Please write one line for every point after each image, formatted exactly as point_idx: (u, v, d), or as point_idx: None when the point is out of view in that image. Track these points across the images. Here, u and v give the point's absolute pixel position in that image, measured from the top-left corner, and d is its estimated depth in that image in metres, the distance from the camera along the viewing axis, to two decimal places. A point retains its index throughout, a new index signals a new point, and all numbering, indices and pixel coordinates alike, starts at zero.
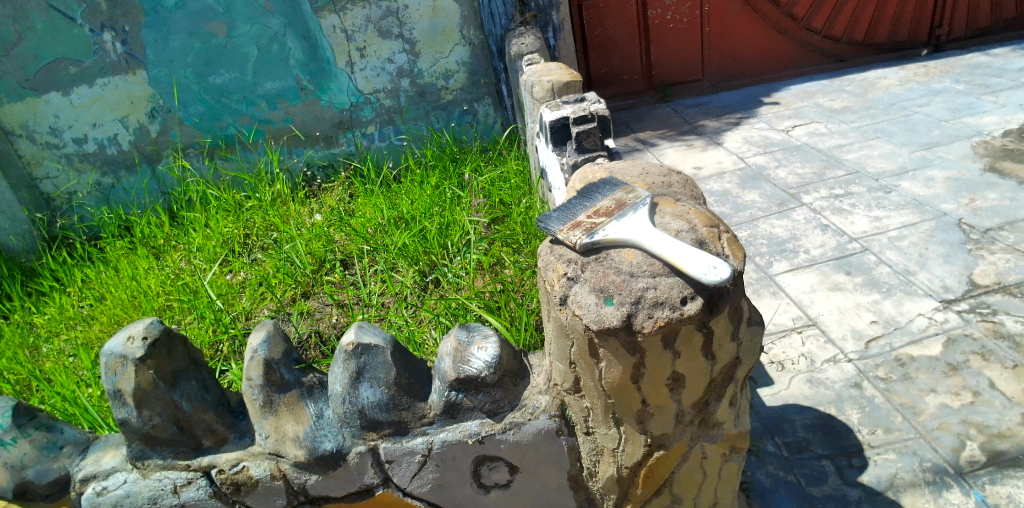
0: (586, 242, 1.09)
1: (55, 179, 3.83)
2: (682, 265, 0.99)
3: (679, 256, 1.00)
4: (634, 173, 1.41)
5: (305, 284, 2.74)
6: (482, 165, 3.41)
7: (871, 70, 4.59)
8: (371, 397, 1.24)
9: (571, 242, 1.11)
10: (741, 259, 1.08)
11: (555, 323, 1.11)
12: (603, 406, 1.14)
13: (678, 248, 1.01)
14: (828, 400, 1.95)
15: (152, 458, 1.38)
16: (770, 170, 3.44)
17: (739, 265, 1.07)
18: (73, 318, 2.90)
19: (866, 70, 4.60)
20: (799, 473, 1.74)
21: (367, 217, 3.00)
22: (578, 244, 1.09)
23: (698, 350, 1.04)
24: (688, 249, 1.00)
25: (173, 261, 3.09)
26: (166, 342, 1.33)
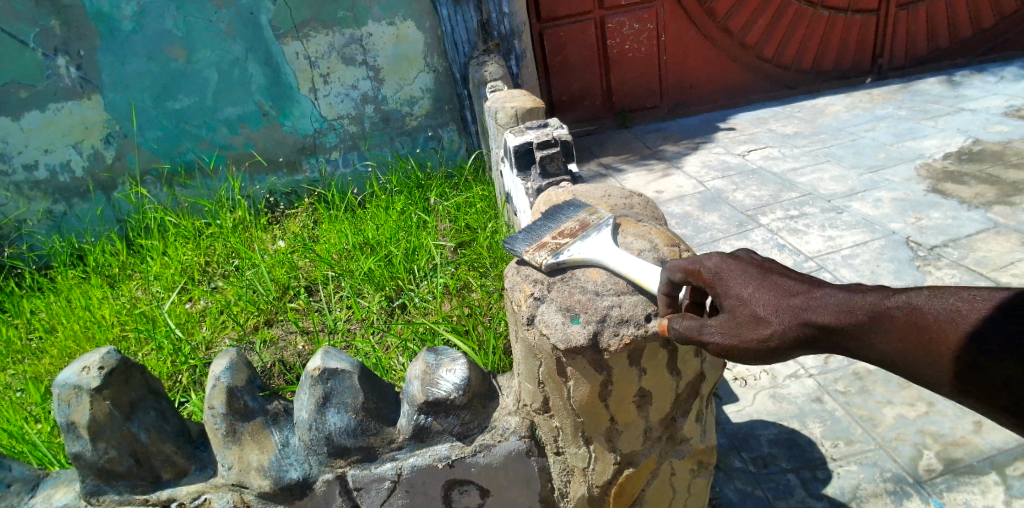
0: (552, 262, 1.12)
1: (3, 207, 3.71)
2: (647, 284, 1.03)
3: (644, 276, 1.04)
4: (597, 195, 1.43)
5: (268, 311, 2.69)
6: (447, 190, 3.43)
7: (819, 97, 4.80)
8: (338, 423, 1.22)
9: (537, 263, 1.13)
10: None
11: (523, 343, 1.11)
12: (572, 425, 1.14)
13: (642, 267, 1.05)
14: (791, 414, 2.00)
15: (107, 493, 1.32)
16: (728, 193, 3.54)
17: None
18: (20, 351, 2.79)
19: (814, 97, 4.81)
20: (766, 488, 1.76)
21: (332, 242, 2.98)
22: (545, 264, 1.12)
23: (664, 366, 1.06)
24: (650, 268, 1.04)
25: (128, 290, 3.01)
26: (122, 371, 1.28)
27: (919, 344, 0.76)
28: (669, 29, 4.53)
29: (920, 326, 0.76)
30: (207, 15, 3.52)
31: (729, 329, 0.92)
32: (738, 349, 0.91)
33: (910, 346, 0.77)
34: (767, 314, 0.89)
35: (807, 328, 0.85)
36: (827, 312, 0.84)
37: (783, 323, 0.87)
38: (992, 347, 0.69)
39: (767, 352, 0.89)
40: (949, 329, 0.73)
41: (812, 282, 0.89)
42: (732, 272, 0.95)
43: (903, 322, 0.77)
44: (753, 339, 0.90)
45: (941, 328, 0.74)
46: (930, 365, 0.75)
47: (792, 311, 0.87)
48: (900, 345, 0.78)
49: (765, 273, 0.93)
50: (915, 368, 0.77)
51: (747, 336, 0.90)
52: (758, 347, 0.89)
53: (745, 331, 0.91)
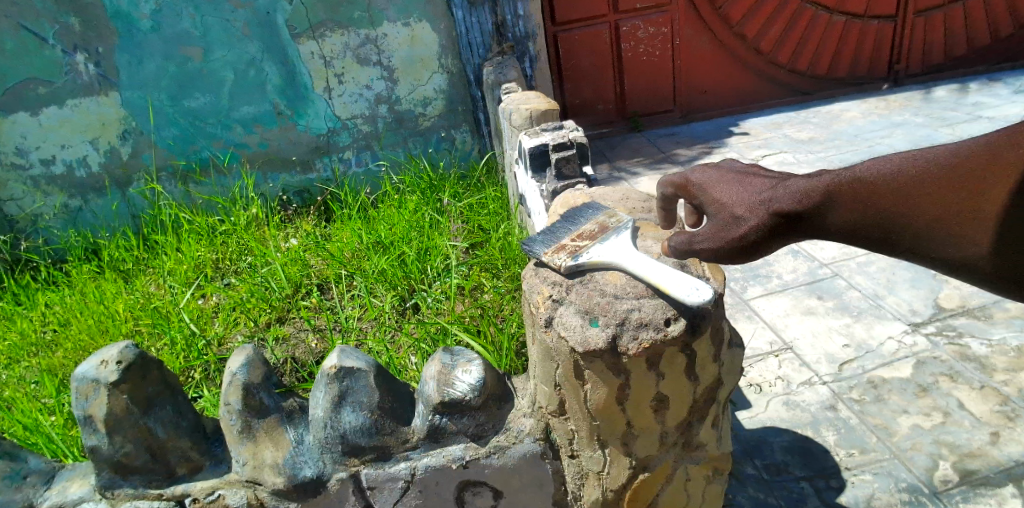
0: (571, 264, 1.12)
1: (19, 201, 3.75)
2: (665, 287, 1.01)
3: (661, 278, 1.01)
4: (615, 198, 1.43)
5: (280, 309, 2.71)
6: (459, 190, 3.43)
7: (834, 103, 4.77)
8: (353, 422, 1.23)
9: (556, 264, 1.13)
10: (721, 281, 1.14)
11: (540, 345, 1.11)
12: (588, 429, 1.14)
13: (660, 270, 1.03)
14: (804, 422, 1.98)
15: (122, 487, 1.34)
16: None
17: (719, 286, 1.13)
18: (35, 343, 2.81)
19: (829, 103, 4.78)
20: (778, 496, 1.75)
21: (344, 241, 2.98)
22: (563, 266, 1.12)
23: (681, 371, 1.06)
24: (671, 272, 1.01)
25: (142, 285, 3.04)
26: (140, 366, 1.29)
27: (875, 209, 0.89)
28: (684, 34, 4.52)
29: (872, 194, 0.89)
30: (224, 14, 3.54)
31: (714, 232, 1.05)
32: (723, 249, 1.04)
33: (869, 215, 0.89)
34: (741, 213, 1.02)
35: (777, 217, 0.98)
36: (791, 199, 0.96)
37: (755, 216, 1.00)
38: (935, 200, 0.84)
39: (748, 248, 1.02)
40: (898, 192, 0.87)
41: (779, 179, 1.02)
42: (714, 182, 1.10)
43: (856, 194, 0.90)
44: (734, 237, 1.02)
45: (891, 192, 0.87)
46: (888, 227, 0.88)
47: (761, 205, 1.00)
48: (860, 215, 0.90)
49: (735, 179, 1.08)
50: (877, 234, 0.90)
51: (729, 235, 1.03)
52: (740, 244, 1.02)
53: (727, 231, 1.03)
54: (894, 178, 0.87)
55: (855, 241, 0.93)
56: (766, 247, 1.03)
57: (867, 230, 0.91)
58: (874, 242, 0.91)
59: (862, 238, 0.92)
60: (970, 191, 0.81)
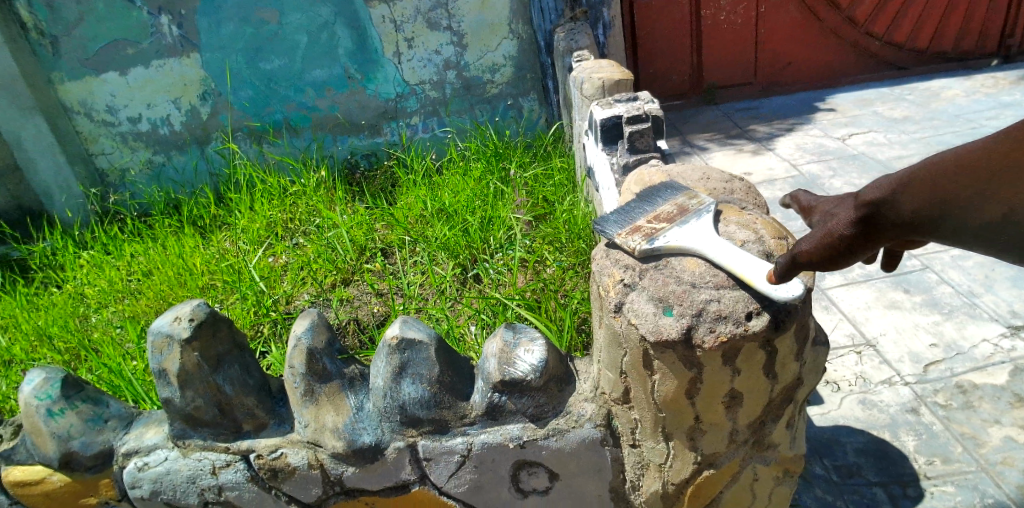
0: (647, 248, 1.06)
1: (109, 155, 3.93)
2: (750, 278, 0.95)
3: (747, 269, 0.96)
4: (695, 177, 1.35)
5: (345, 270, 2.77)
6: (525, 160, 3.38)
7: (933, 79, 4.42)
8: (412, 394, 1.23)
9: (631, 247, 1.07)
10: (810, 275, 1.05)
11: (608, 330, 1.07)
12: (653, 419, 1.10)
13: (745, 259, 0.97)
14: (881, 424, 1.88)
15: (192, 438, 1.41)
16: (823, 181, 3.36)
17: (808, 280, 1.04)
18: (121, 291, 2.98)
19: (928, 79, 4.43)
20: (848, 500, 1.67)
21: (409, 206, 3.00)
22: (639, 249, 1.06)
23: (759, 368, 0.99)
24: (753, 261, 0.97)
25: (218, 241, 3.16)
26: (211, 324, 1.32)
27: (940, 187, 0.80)
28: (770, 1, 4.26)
29: (940, 171, 0.80)
30: None
31: (807, 235, 0.92)
32: (819, 250, 0.90)
33: (937, 193, 0.80)
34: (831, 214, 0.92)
35: (869, 209, 0.86)
36: (878, 188, 0.87)
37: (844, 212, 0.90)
38: (992, 169, 0.76)
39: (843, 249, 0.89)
40: (964, 164, 0.78)
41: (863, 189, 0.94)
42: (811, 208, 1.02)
43: (924, 177, 0.82)
44: (827, 235, 0.90)
45: (955, 167, 0.79)
46: (954, 204, 0.79)
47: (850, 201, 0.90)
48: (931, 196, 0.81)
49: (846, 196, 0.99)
50: (938, 215, 0.80)
51: (818, 232, 0.91)
52: (831, 243, 0.89)
53: (818, 230, 0.91)
54: (960, 154, 0.79)
55: (929, 232, 0.83)
56: (859, 250, 0.90)
57: (930, 211, 0.81)
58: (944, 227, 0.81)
59: (930, 224, 0.81)
60: (1023, 155, 0.74)
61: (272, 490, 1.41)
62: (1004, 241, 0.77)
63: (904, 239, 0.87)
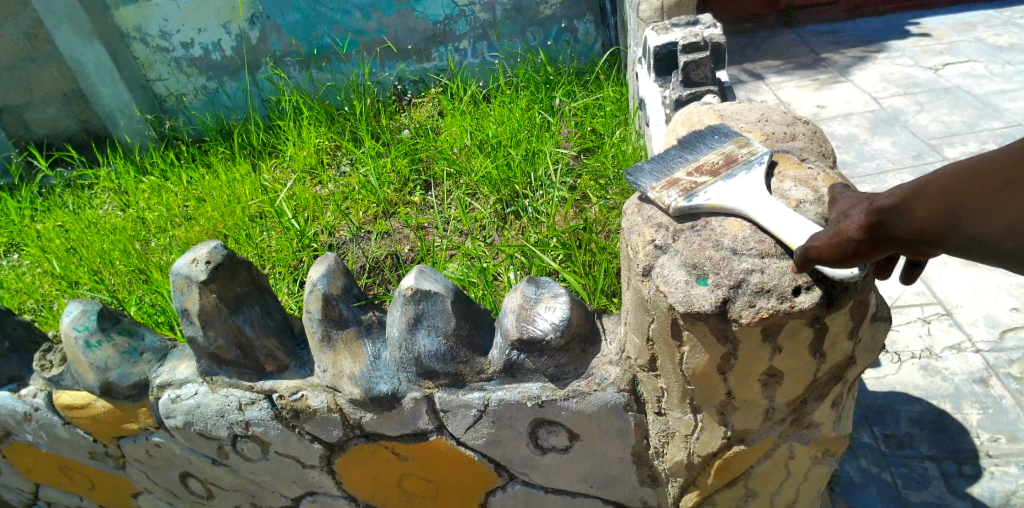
0: (682, 205, 0.94)
1: (166, 81, 3.94)
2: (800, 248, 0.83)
3: (793, 235, 0.84)
4: (751, 119, 1.20)
5: (386, 202, 2.70)
6: (574, 89, 3.19)
7: None
8: (428, 346, 1.17)
9: (666, 204, 0.96)
10: None
11: (635, 293, 0.97)
12: (680, 390, 1.01)
13: (788, 219, 0.86)
14: (942, 393, 1.83)
15: (220, 375, 1.43)
16: (907, 116, 3.05)
17: None
18: (177, 216, 3.03)
19: None
20: (895, 473, 1.64)
21: (453, 137, 2.88)
22: (674, 207, 0.94)
23: (805, 346, 0.88)
24: (810, 228, 0.83)
25: (267, 169, 3.13)
26: (228, 267, 1.29)
27: (949, 197, 0.74)
28: None
29: (952, 181, 0.75)
30: None
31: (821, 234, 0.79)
32: (832, 246, 0.77)
33: (949, 204, 0.74)
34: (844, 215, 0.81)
35: (881, 213, 0.79)
36: (890, 196, 0.80)
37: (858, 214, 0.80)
38: (1004, 179, 0.71)
39: (853, 252, 0.77)
40: (976, 176, 0.73)
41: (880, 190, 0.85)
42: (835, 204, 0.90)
43: (937, 186, 0.76)
44: (837, 232, 0.79)
45: (967, 177, 0.73)
46: (964, 216, 0.73)
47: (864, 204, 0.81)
48: (943, 207, 0.75)
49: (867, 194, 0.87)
50: (947, 224, 0.75)
51: (830, 229, 0.80)
52: (846, 242, 0.77)
53: (828, 227, 0.80)
54: (969, 164, 0.74)
55: (936, 243, 0.77)
56: (869, 256, 0.79)
57: (940, 219, 0.75)
58: (952, 239, 0.75)
59: (939, 235, 0.76)
60: None
61: (296, 429, 1.41)
62: (1010, 250, 0.73)
63: (912, 251, 0.81)
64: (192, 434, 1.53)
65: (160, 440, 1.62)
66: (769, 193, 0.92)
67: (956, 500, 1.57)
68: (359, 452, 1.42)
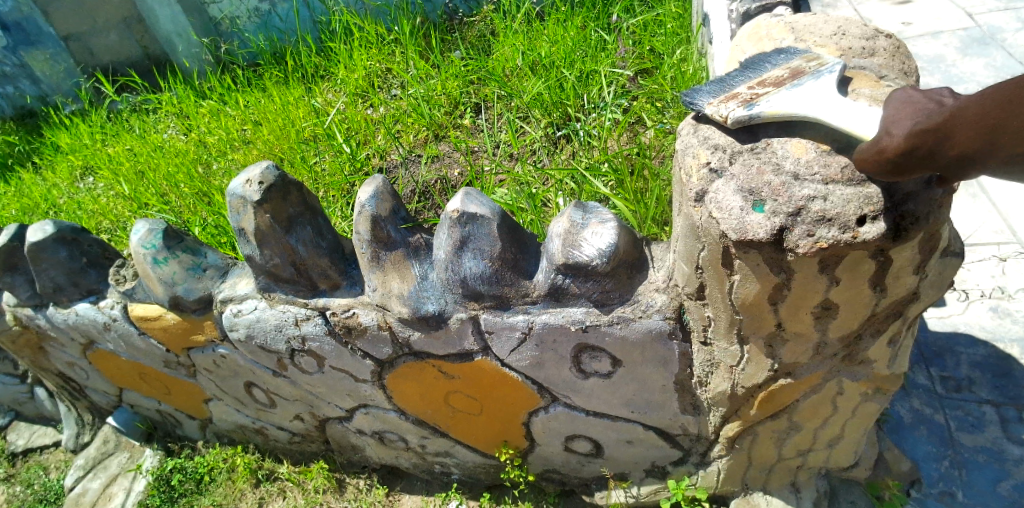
0: (739, 115, 0.89)
1: (220, 3, 3.92)
2: (859, 131, 0.80)
3: (862, 124, 0.80)
4: (826, 33, 1.10)
5: (437, 126, 2.67)
6: (634, 4, 3.03)
7: None
8: (474, 268, 1.17)
9: (722, 115, 0.91)
10: None
11: (686, 219, 0.92)
12: (728, 321, 0.98)
13: (857, 114, 0.81)
14: (1011, 336, 1.76)
15: (276, 292, 1.47)
16: (1004, 35, 2.79)
17: None
18: (236, 140, 3.08)
19: None
20: (950, 415, 1.60)
21: (504, 57, 2.79)
22: (729, 118, 0.90)
23: (864, 279, 0.84)
24: (868, 113, 0.81)
25: (320, 93, 3.12)
26: (280, 188, 1.30)
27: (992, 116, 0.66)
28: None
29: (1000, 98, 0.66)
30: None
31: (867, 150, 0.77)
32: (873, 162, 0.76)
33: (988, 125, 0.66)
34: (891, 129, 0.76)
35: (921, 134, 0.72)
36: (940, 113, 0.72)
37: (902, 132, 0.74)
38: None
39: (888, 170, 0.74)
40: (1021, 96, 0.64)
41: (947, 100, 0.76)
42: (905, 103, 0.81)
43: (983, 104, 0.67)
44: (877, 149, 0.76)
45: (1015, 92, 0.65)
46: (1004, 138, 0.66)
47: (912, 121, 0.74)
48: (982, 129, 0.67)
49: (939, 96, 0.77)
50: (989, 146, 0.67)
51: (874, 144, 0.76)
52: (881, 160, 0.75)
53: (874, 139, 0.77)
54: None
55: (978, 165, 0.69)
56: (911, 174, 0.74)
57: (981, 140, 0.67)
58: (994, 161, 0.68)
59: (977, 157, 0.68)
60: None
61: (349, 345, 1.47)
62: None
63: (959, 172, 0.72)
64: (254, 347, 1.62)
65: (225, 352, 1.72)
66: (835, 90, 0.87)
67: (1014, 446, 1.52)
68: (408, 369, 1.47)
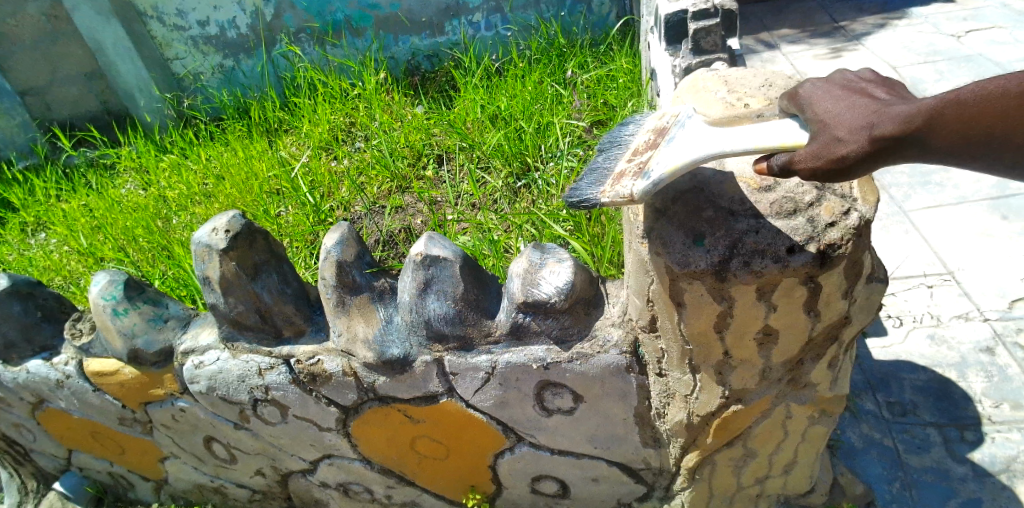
0: (644, 186, 0.87)
1: (183, 60, 4.00)
2: (784, 143, 0.83)
3: (781, 137, 0.84)
4: (755, 85, 1.22)
5: (401, 178, 2.74)
6: (587, 60, 3.20)
7: None
8: (438, 310, 1.21)
9: (625, 193, 0.89)
10: (873, 205, 0.88)
11: (635, 255, 0.99)
12: (680, 351, 1.04)
13: (753, 131, 0.84)
14: (949, 362, 1.87)
15: (240, 341, 1.47)
16: (925, 85, 3.08)
17: (870, 212, 0.87)
18: (196, 194, 3.08)
19: None
20: (898, 439, 1.67)
21: (465, 110, 2.89)
22: (638, 192, 0.86)
23: (799, 306, 0.90)
24: (762, 127, 0.84)
25: (284, 146, 3.16)
26: (246, 235, 1.33)
27: (967, 126, 0.75)
28: None
29: (968, 112, 0.74)
30: None
31: (817, 152, 0.81)
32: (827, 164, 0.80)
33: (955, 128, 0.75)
34: (843, 133, 0.80)
35: (881, 141, 0.78)
36: (892, 119, 0.78)
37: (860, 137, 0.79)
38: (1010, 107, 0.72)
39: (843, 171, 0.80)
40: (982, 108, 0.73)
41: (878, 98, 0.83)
42: (816, 96, 0.88)
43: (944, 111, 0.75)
44: (831, 156, 0.80)
45: (987, 106, 0.73)
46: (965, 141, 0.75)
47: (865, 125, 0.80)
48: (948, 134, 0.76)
49: (850, 95, 0.86)
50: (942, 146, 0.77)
51: (825, 148, 0.80)
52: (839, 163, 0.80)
53: (820, 142, 0.81)
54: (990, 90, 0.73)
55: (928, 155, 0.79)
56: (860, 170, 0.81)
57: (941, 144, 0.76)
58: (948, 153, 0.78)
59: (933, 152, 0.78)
60: None
61: (312, 392, 1.47)
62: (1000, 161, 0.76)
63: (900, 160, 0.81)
64: (216, 398, 1.60)
65: (185, 405, 1.69)
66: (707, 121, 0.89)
67: (958, 465, 1.59)
68: (374, 414, 1.47)
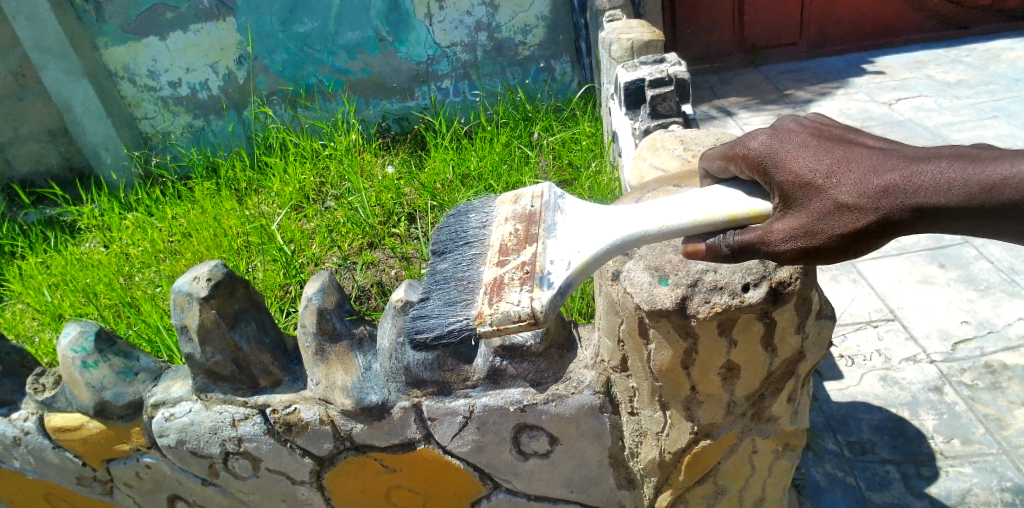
0: (544, 298, 0.93)
1: (152, 119, 4.04)
2: (734, 211, 0.90)
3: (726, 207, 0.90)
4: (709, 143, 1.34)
5: (372, 234, 2.79)
6: (552, 124, 3.37)
7: (976, 54, 4.49)
8: (417, 355, 1.26)
9: (526, 311, 0.94)
10: None
11: (605, 297, 1.06)
12: (650, 388, 1.10)
13: (662, 215, 0.92)
14: (901, 402, 1.96)
15: (213, 392, 1.47)
16: None
17: None
18: (162, 251, 3.06)
19: (972, 50, 4.56)
20: (859, 477, 1.74)
21: (436, 170, 2.99)
22: (540, 307, 0.93)
23: (758, 340, 0.98)
24: (664, 209, 0.93)
25: (253, 204, 3.17)
26: (228, 284, 1.37)
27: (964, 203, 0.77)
28: None
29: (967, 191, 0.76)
30: None
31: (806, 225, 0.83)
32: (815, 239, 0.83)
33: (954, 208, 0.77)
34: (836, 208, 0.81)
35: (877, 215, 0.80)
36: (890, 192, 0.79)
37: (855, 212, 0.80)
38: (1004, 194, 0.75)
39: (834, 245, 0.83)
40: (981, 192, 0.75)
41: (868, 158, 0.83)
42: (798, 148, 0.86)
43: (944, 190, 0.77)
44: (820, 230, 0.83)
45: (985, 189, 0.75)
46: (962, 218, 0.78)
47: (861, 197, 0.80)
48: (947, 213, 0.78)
49: (835, 149, 0.85)
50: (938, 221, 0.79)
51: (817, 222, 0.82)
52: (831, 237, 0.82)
53: (811, 215, 0.83)
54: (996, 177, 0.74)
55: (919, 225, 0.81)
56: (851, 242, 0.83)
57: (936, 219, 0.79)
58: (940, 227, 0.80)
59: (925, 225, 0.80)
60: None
61: (287, 442, 1.46)
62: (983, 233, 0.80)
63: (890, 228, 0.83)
64: (185, 452, 1.57)
65: (151, 461, 1.66)
66: (599, 220, 0.99)
67: (917, 500, 1.66)
68: (349, 464, 1.47)
